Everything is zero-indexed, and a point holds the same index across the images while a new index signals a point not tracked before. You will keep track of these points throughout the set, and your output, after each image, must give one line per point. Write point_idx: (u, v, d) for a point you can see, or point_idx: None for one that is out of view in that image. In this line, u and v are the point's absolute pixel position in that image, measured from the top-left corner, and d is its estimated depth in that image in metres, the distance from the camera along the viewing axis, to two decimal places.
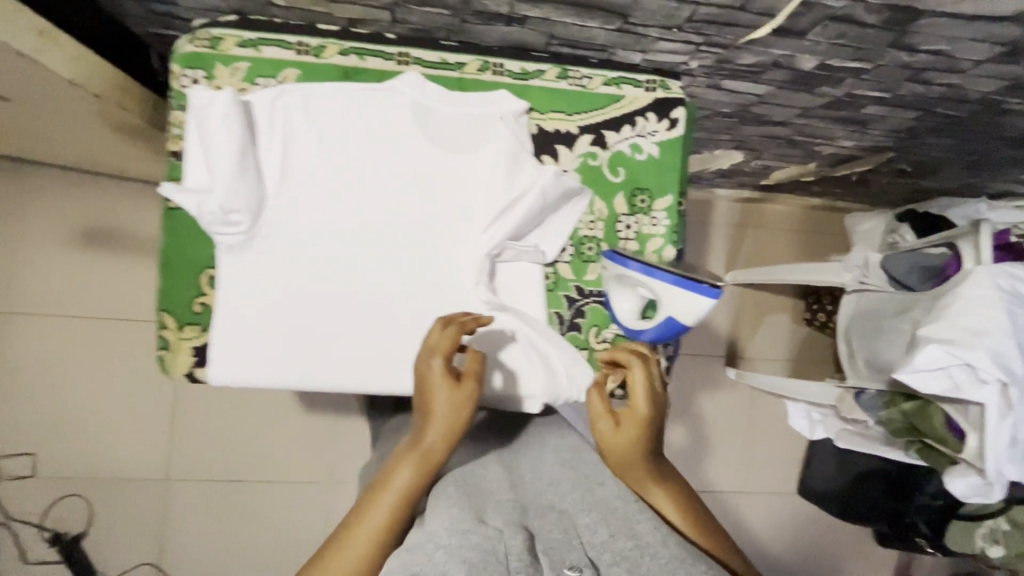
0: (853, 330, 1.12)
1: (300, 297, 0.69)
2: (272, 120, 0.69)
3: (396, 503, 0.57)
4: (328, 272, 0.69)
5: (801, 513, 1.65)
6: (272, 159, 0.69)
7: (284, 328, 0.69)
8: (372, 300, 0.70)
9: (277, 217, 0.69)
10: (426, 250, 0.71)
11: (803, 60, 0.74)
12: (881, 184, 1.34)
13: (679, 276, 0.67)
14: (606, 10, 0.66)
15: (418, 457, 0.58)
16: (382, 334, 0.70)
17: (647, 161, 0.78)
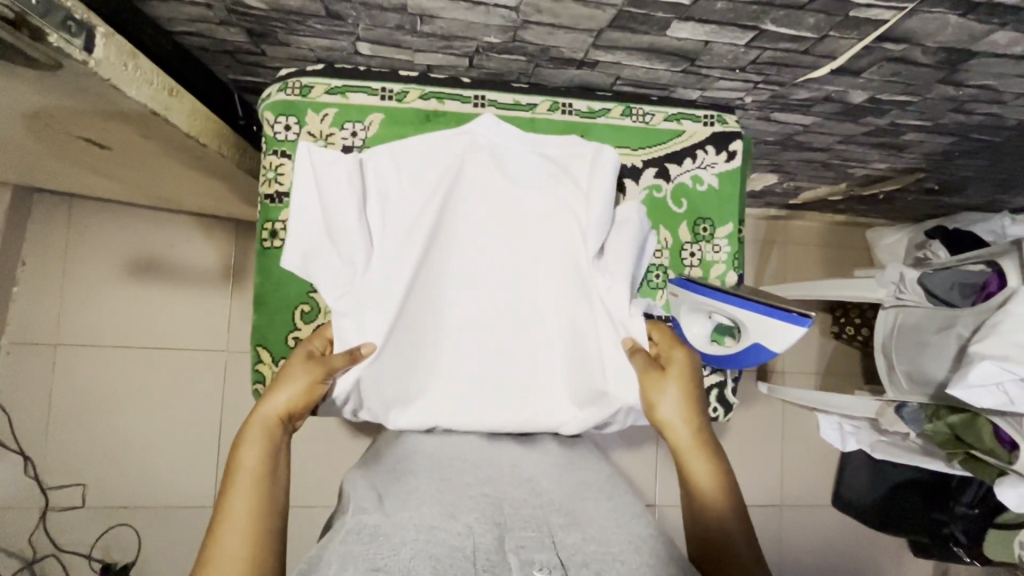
0: (892, 345, 1.15)
1: (409, 333, 0.72)
2: (373, 192, 0.72)
3: (253, 480, 0.55)
4: (433, 311, 0.74)
5: (837, 526, 1.66)
6: (374, 204, 0.72)
7: (399, 363, 0.70)
8: (480, 347, 0.73)
9: (382, 267, 0.70)
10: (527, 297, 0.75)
11: (855, 95, 0.79)
12: (907, 201, 1.38)
13: (766, 304, 0.70)
14: (675, 54, 0.70)
15: (262, 427, 0.60)
16: (483, 365, 0.73)
17: (708, 191, 0.82)
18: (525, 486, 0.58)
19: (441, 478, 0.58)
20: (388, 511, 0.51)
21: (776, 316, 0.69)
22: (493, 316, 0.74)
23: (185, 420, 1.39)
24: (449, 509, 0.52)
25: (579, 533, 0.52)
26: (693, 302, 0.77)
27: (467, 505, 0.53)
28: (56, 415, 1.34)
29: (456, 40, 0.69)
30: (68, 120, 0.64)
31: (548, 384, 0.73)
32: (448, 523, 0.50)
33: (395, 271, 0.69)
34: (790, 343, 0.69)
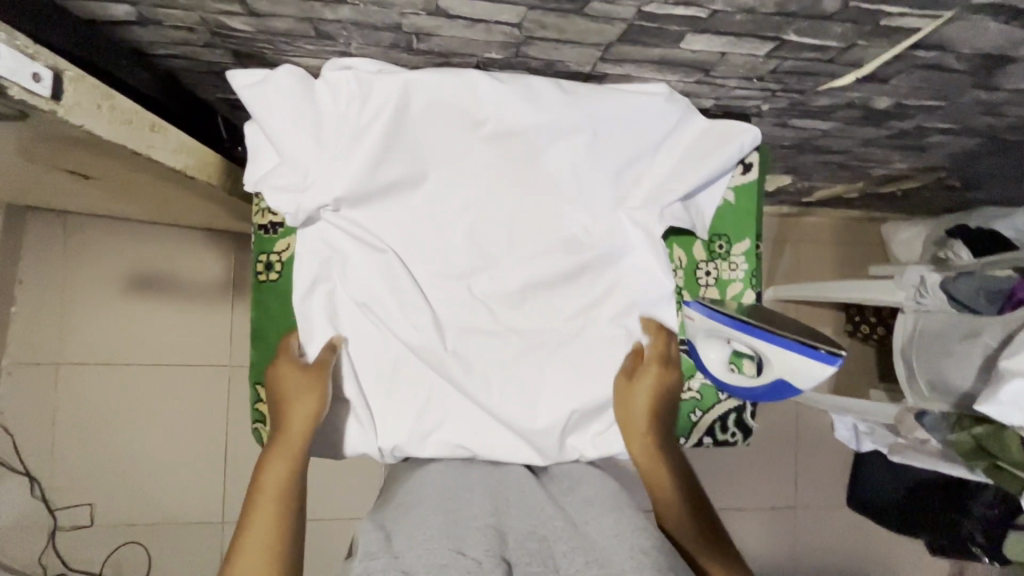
0: (913, 351, 1.13)
1: (416, 222, 0.71)
2: (377, 75, 0.65)
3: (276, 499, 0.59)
4: (437, 211, 0.70)
5: (852, 525, 1.64)
6: (355, 121, 0.66)
7: (412, 239, 0.71)
8: (476, 242, 0.71)
9: (359, 156, 0.66)
10: (590, 231, 0.73)
11: (879, 101, 0.74)
12: (926, 197, 1.33)
13: (767, 331, 0.68)
14: (688, 66, 0.66)
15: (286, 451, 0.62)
16: (488, 256, 0.71)
17: (724, 207, 0.78)
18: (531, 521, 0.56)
19: (449, 511, 0.56)
20: (397, 553, 0.48)
21: (802, 352, 0.66)
22: (480, 251, 0.71)
23: (191, 436, 1.38)
24: (457, 544, 0.49)
25: (582, 559, 0.50)
26: (710, 327, 0.72)
27: (476, 539, 0.51)
28: (61, 435, 1.33)
29: (455, 56, 0.65)
30: (48, 155, 0.61)
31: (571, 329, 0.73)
32: (458, 561, 0.47)
33: (346, 181, 0.67)
34: (815, 381, 0.67)
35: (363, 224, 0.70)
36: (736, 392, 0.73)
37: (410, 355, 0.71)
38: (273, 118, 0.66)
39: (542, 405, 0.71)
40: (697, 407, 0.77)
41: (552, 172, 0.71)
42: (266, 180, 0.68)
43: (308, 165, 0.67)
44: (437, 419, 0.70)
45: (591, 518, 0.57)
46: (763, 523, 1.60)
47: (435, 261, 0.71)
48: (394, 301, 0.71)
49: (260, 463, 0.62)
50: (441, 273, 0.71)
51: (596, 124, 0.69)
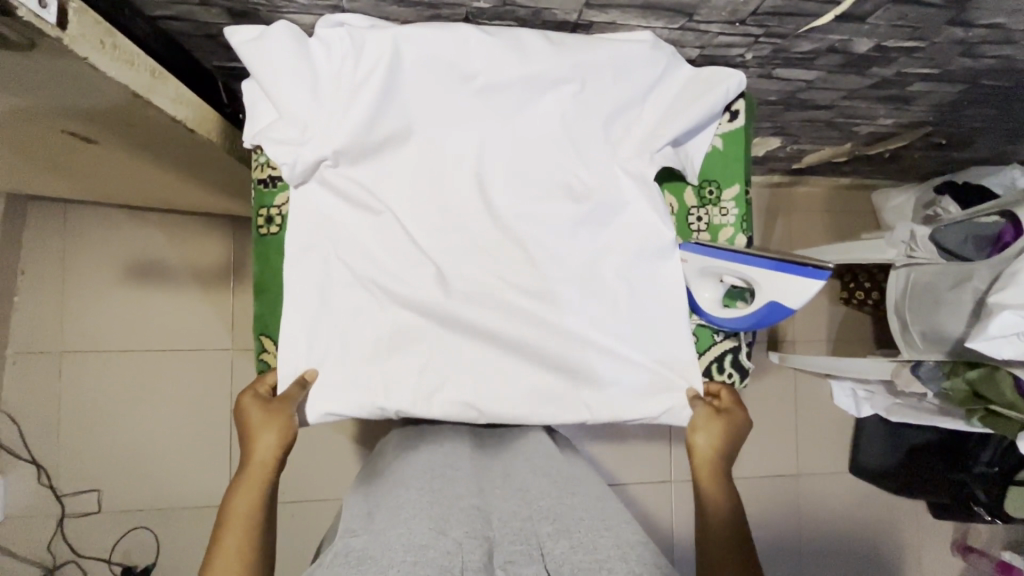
0: (905, 304, 1.14)
1: (413, 172, 0.72)
2: (369, 30, 0.66)
3: (242, 521, 0.61)
4: (433, 163, 0.72)
5: (856, 492, 1.65)
6: (348, 72, 0.68)
7: (408, 191, 0.72)
8: (469, 195, 0.73)
9: (354, 108, 0.67)
10: (582, 180, 0.74)
11: (860, 44, 0.76)
12: (914, 158, 1.35)
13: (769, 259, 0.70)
14: (672, 10, 0.68)
15: (252, 474, 0.64)
16: (482, 208, 0.73)
17: (712, 154, 0.80)
18: (514, 506, 0.61)
19: (434, 492, 0.61)
20: (375, 532, 0.53)
21: (792, 271, 0.68)
22: (475, 201, 0.73)
23: (196, 421, 1.39)
24: (439, 525, 0.54)
25: (567, 544, 0.53)
26: (701, 264, 0.75)
27: (458, 522, 0.55)
28: (66, 424, 1.34)
29: (445, 7, 0.67)
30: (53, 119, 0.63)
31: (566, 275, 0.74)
32: (437, 539, 0.51)
33: (344, 129, 0.68)
34: (808, 299, 0.68)
35: (360, 180, 0.71)
36: (734, 324, 0.75)
37: (408, 304, 0.72)
38: (270, 74, 0.67)
39: (540, 348, 0.72)
40: (693, 348, 0.79)
41: (543, 121, 0.73)
42: (264, 133, 0.69)
43: (304, 118, 0.68)
44: (432, 367, 0.71)
45: (573, 501, 0.62)
46: (766, 491, 1.61)
47: (429, 214, 0.72)
48: (395, 250, 0.72)
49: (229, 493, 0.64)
50: (436, 226, 0.73)
51: (583, 72, 0.71)
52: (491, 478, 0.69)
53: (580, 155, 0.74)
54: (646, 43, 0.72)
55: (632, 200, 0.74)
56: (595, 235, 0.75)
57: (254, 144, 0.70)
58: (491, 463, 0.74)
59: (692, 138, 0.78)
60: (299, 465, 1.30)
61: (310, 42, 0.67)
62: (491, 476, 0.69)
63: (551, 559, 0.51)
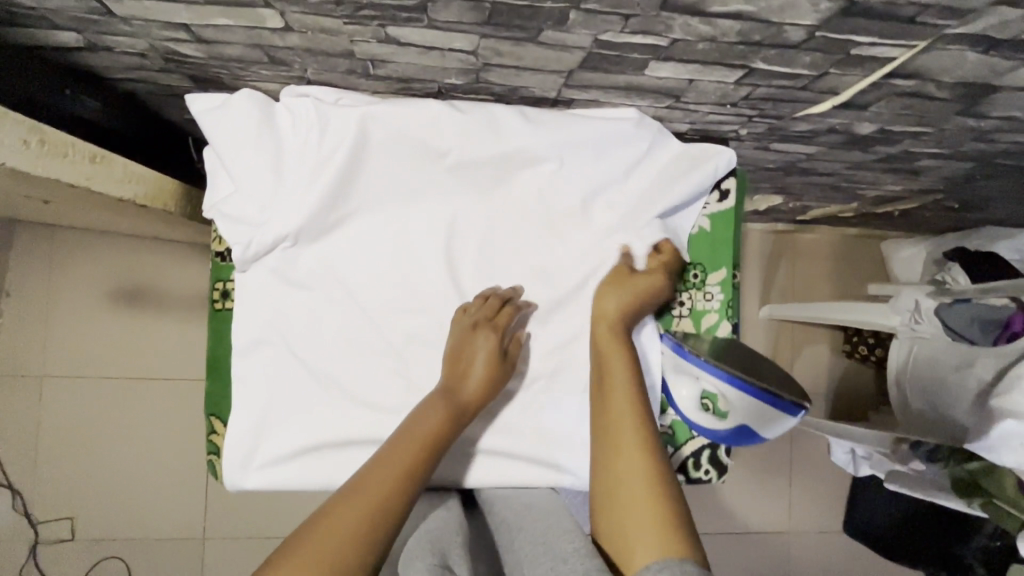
0: (903, 377, 1.11)
1: (377, 249, 0.69)
2: (336, 105, 0.63)
3: (417, 447, 0.58)
4: (398, 240, 0.69)
5: (850, 552, 1.59)
6: (311, 145, 0.64)
7: (372, 268, 0.69)
8: (434, 274, 0.69)
9: (317, 184, 0.64)
10: (557, 262, 0.71)
11: (862, 127, 0.71)
12: (925, 216, 1.29)
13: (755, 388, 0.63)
14: (657, 92, 0.63)
15: (451, 403, 0.62)
16: (449, 288, 0.70)
17: (698, 235, 0.75)
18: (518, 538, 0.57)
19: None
20: None
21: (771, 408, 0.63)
22: (441, 282, 0.69)
23: (173, 449, 1.37)
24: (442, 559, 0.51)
25: None
26: (675, 362, 0.70)
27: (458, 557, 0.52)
28: (44, 450, 1.33)
29: (416, 82, 0.63)
30: None
31: (534, 362, 0.71)
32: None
33: (307, 205, 0.65)
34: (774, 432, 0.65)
35: (324, 256, 0.68)
36: (700, 431, 0.70)
37: (365, 387, 0.68)
38: (233, 149, 0.64)
39: (505, 434, 0.70)
40: (667, 442, 0.74)
41: (520, 195, 0.70)
42: (220, 206, 0.65)
43: (262, 191, 0.65)
44: None
45: None
46: (755, 547, 1.55)
47: (391, 292, 0.69)
48: (354, 329, 0.68)
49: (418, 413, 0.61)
50: (401, 303, 0.69)
51: (562, 148, 0.67)
52: None
53: (555, 237, 0.71)
54: (632, 121, 0.67)
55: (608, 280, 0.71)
56: (569, 322, 0.71)
57: (212, 216, 0.67)
58: None
59: (676, 218, 0.73)
60: None
61: (274, 111, 0.64)
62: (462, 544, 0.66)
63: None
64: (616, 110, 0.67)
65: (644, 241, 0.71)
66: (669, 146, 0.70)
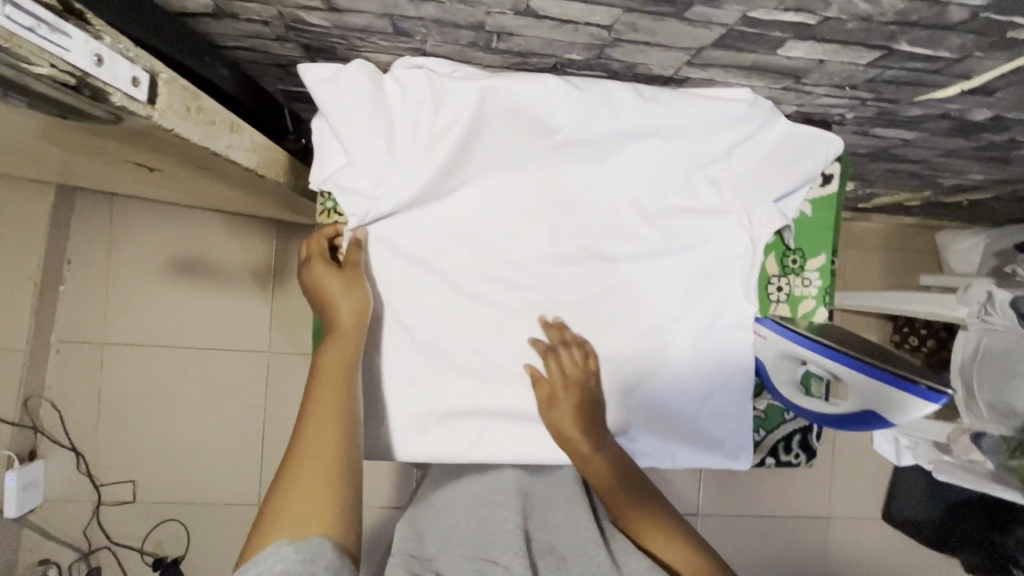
0: (974, 370, 1.10)
1: (479, 224, 0.68)
2: (452, 78, 0.62)
3: (336, 384, 0.58)
4: (501, 217, 0.68)
5: (888, 538, 1.60)
6: (423, 120, 0.64)
7: (473, 244, 0.68)
8: (535, 252, 0.69)
9: (428, 158, 0.64)
10: (660, 242, 0.71)
11: (977, 113, 0.69)
12: (992, 207, 1.27)
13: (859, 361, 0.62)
14: (780, 72, 0.62)
15: (336, 336, 0.62)
16: (549, 265, 0.69)
17: (800, 220, 0.74)
18: (566, 530, 0.60)
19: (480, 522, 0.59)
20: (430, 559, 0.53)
21: (888, 382, 0.60)
22: (542, 259, 0.69)
23: (228, 419, 1.40)
24: (487, 554, 0.53)
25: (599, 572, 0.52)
26: (785, 348, 0.69)
27: (505, 546, 0.54)
28: (106, 415, 1.36)
29: (533, 56, 0.62)
30: (118, 148, 0.60)
31: (635, 342, 0.71)
32: (489, 569, 0.51)
33: (417, 179, 0.65)
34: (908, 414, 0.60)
35: (428, 231, 0.68)
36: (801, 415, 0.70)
37: (467, 362, 0.69)
38: (344, 119, 0.64)
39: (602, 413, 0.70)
40: (760, 426, 0.75)
41: (625, 175, 0.69)
42: (331, 177, 0.65)
43: (371, 164, 0.65)
44: (484, 433, 0.69)
45: None
46: (794, 531, 1.57)
47: (491, 268, 0.69)
48: (455, 304, 0.69)
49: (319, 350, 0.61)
50: (503, 280, 0.69)
51: (673, 127, 0.66)
52: None
53: (656, 216, 0.70)
54: (747, 102, 0.66)
55: (707, 257, 0.71)
56: (673, 303, 0.71)
57: (320, 187, 0.67)
58: None
59: (782, 201, 0.72)
60: None
61: (386, 83, 0.63)
62: (531, 498, 0.65)
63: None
64: (732, 89, 0.66)
65: (746, 223, 0.70)
66: (779, 127, 0.69)
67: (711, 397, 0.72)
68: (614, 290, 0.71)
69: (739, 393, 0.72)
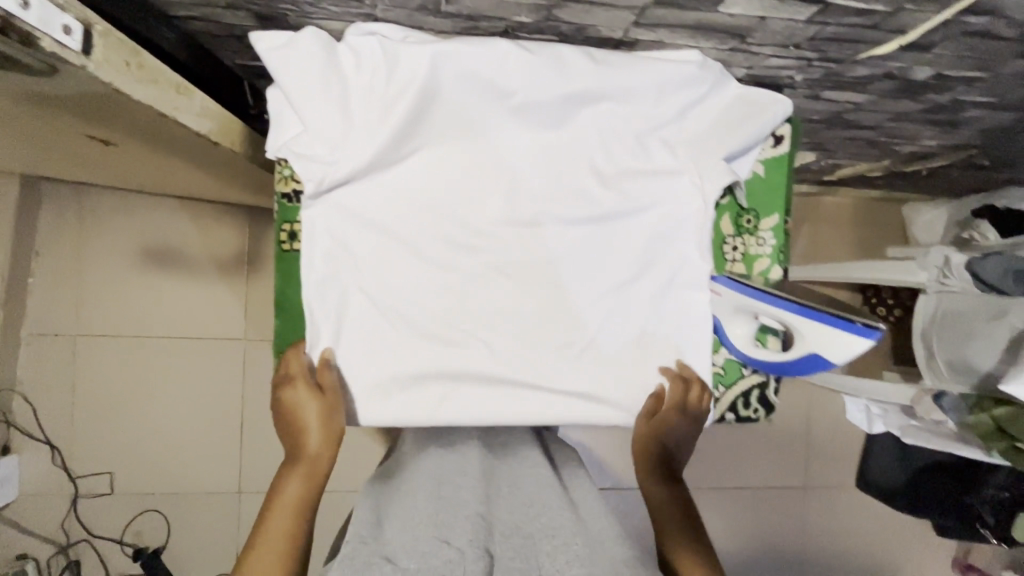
0: (933, 332, 1.14)
1: (442, 189, 0.69)
2: (404, 43, 0.63)
3: (291, 519, 0.61)
4: (458, 183, 0.69)
5: (862, 505, 1.64)
6: (377, 86, 0.64)
7: (432, 210, 0.69)
8: (492, 218, 0.70)
9: (384, 124, 0.65)
10: (615, 204, 0.72)
11: (918, 72, 0.72)
12: (952, 176, 1.30)
13: (803, 305, 0.65)
14: (724, 32, 0.64)
15: (304, 468, 0.64)
16: (509, 230, 0.71)
17: (753, 180, 0.76)
18: (527, 515, 0.60)
19: (438, 501, 0.60)
20: (383, 543, 0.54)
21: (831, 323, 0.63)
22: (501, 225, 0.71)
23: (206, 408, 1.39)
24: (442, 533, 0.54)
25: (563, 558, 0.53)
26: (740, 302, 0.71)
27: (463, 529, 0.55)
28: (80, 407, 1.35)
29: (484, 20, 0.63)
30: (68, 117, 0.60)
31: (595, 303, 0.72)
32: (443, 549, 0.52)
33: (374, 143, 0.65)
34: (852, 355, 0.64)
35: (385, 197, 0.68)
36: (756, 366, 0.74)
37: (430, 328, 0.70)
38: (297, 87, 0.64)
39: (564, 374, 0.71)
40: (719, 382, 0.77)
41: (581, 139, 0.70)
42: (289, 146, 0.66)
43: (327, 132, 0.65)
44: (448, 396, 0.70)
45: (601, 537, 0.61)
46: (771, 501, 1.60)
47: (451, 238, 0.70)
48: (417, 270, 0.70)
49: (282, 474, 0.64)
50: (464, 247, 0.70)
51: (625, 90, 0.68)
52: None
53: (612, 179, 0.72)
54: (697, 63, 0.67)
55: (663, 219, 0.73)
56: (631, 264, 0.73)
57: (278, 156, 0.68)
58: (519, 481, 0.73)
59: (734, 161, 0.74)
60: None
61: (339, 49, 0.63)
62: (499, 486, 0.67)
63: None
64: (686, 52, 0.67)
65: (696, 182, 0.72)
66: (730, 87, 0.70)
67: (671, 355, 0.74)
68: (574, 252, 0.72)
69: (695, 349, 0.74)
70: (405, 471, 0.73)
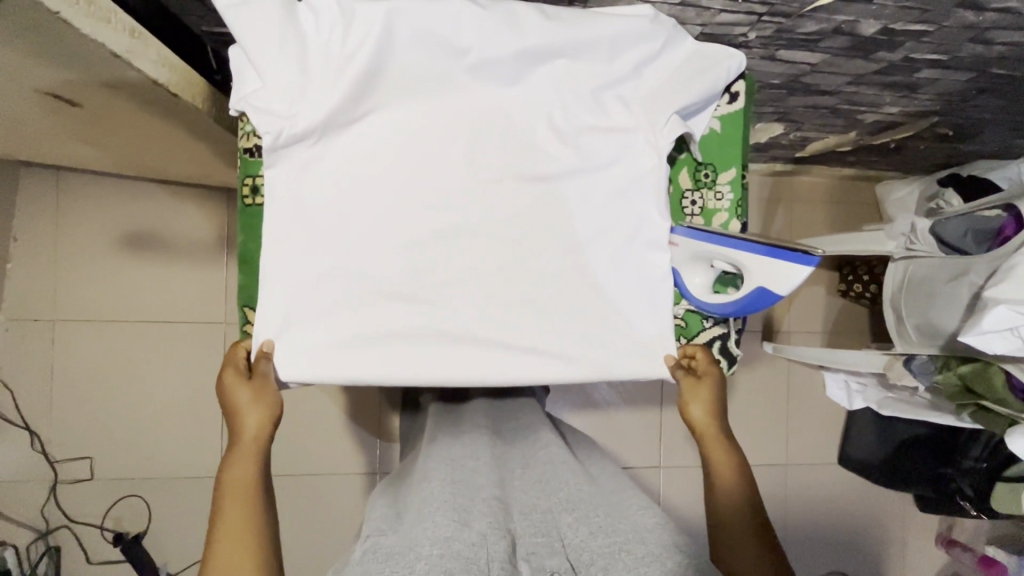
0: (901, 298, 1.14)
1: (404, 144, 0.71)
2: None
3: (247, 503, 0.62)
4: (419, 137, 0.71)
5: (845, 482, 1.65)
6: (336, 39, 0.65)
7: (396, 165, 0.71)
8: (453, 172, 0.72)
9: (344, 76, 0.66)
10: (573, 157, 0.73)
11: (866, 26, 0.74)
12: (919, 149, 1.33)
13: (769, 246, 0.69)
14: None
15: (244, 451, 0.65)
16: (471, 184, 0.72)
17: (710, 136, 0.79)
18: (540, 494, 0.60)
19: (456, 484, 0.59)
20: (404, 530, 0.52)
21: (782, 258, 0.67)
22: (463, 178, 0.72)
23: (187, 392, 1.40)
24: (462, 516, 0.53)
25: (587, 528, 0.54)
26: (696, 250, 0.75)
27: (480, 512, 0.55)
28: (59, 391, 1.34)
29: None
30: (29, 70, 0.61)
31: (556, 255, 0.73)
32: (462, 531, 0.51)
33: (334, 95, 0.66)
34: (795, 285, 0.67)
35: (346, 152, 0.70)
36: (710, 310, 0.76)
37: (393, 279, 0.71)
38: (255, 41, 0.65)
39: (526, 325, 0.72)
40: (682, 333, 0.81)
41: (539, 94, 0.72)
42: (249, 100, 0.67)
43: (287, 85, 0.66)
44: (411, 346, 0.70)
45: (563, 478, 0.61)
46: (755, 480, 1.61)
47: (415, 190, 0.71)
48: (382, 223, 0.71)
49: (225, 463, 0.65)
50: (427, 201, 0.71)
51: (580, 44, 0.70)
52: (483, 454, 0.68)
53: (570, 132, 0.73)
54: (649, 19, 0.70)
55: (621, 172, 0.74)
56: (590, 216, 0.74)
57: (239, 111, 0.68)
58: (485, 437, 0.73)
59: (690, 119, 0.76)
60: (298, 436, 1.34)
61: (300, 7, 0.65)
62: (512, 468, 0.67)
63: (575, 553, 0.52)
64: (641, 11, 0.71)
65: (651, 136, 0.74)
66: (682, 44, 0.73)
67: (631, 307, 0.75)
68: (534, 206, 0.73)
69: (655, 301, 0.75)
70: (410, 467, 0.72)
